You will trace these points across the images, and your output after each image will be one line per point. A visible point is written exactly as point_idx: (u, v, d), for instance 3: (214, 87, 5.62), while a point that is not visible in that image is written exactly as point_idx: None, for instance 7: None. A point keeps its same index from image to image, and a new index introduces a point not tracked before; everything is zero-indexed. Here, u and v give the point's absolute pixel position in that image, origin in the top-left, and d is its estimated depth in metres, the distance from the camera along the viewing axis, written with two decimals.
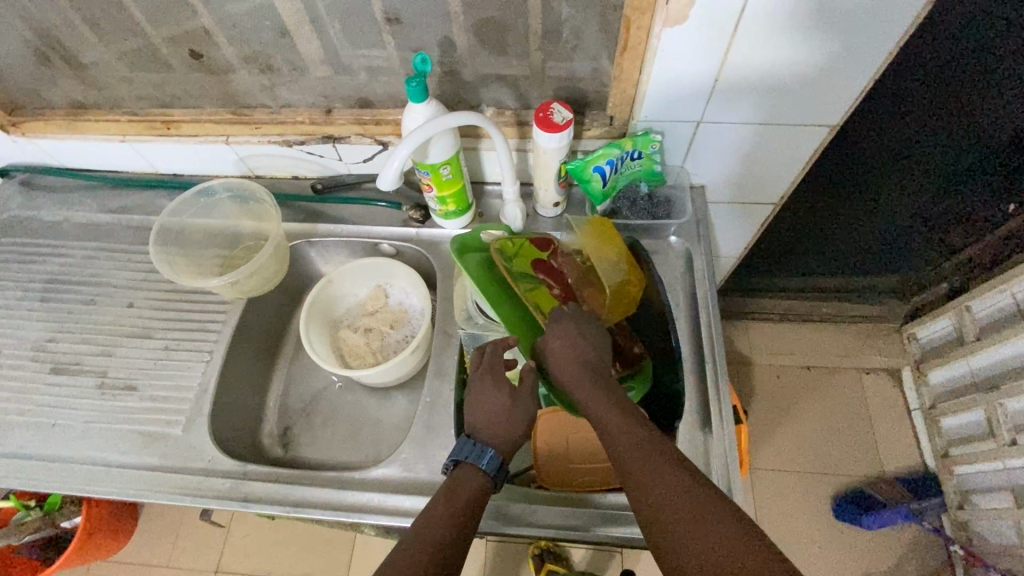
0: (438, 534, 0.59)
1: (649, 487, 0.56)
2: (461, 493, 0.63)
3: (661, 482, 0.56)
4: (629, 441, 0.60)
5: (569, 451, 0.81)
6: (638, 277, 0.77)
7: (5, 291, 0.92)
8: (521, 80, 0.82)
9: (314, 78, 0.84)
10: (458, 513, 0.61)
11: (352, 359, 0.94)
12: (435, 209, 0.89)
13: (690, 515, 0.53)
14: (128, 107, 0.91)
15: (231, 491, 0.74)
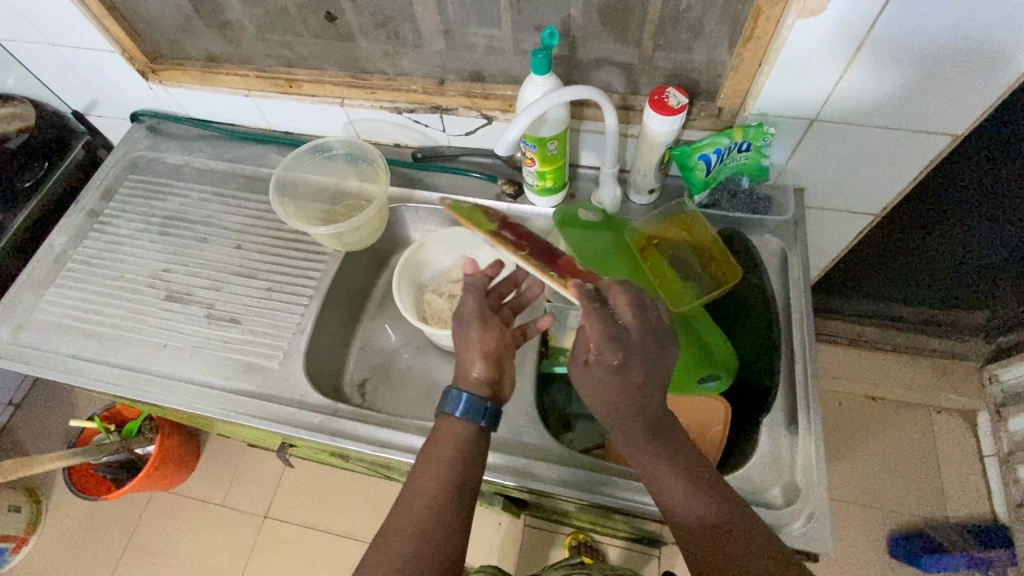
0: (444, 499, 0.63)
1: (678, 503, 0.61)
2: (448, 442, 0.66)
3: (716, 524, 0.59)
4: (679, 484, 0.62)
5: None
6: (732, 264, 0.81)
7: (129, 222, 1.01)
8: (634, 66, 0.83)
9: (434, 49, 0.88)
10: (460, 474, 0.64)
11: (432, 321, 0.97)
12: (531, 184, 0.90)
13: (737, 560, 0.57)
14: (257, 64, 0.98)
15: (322, 425, 0.79)
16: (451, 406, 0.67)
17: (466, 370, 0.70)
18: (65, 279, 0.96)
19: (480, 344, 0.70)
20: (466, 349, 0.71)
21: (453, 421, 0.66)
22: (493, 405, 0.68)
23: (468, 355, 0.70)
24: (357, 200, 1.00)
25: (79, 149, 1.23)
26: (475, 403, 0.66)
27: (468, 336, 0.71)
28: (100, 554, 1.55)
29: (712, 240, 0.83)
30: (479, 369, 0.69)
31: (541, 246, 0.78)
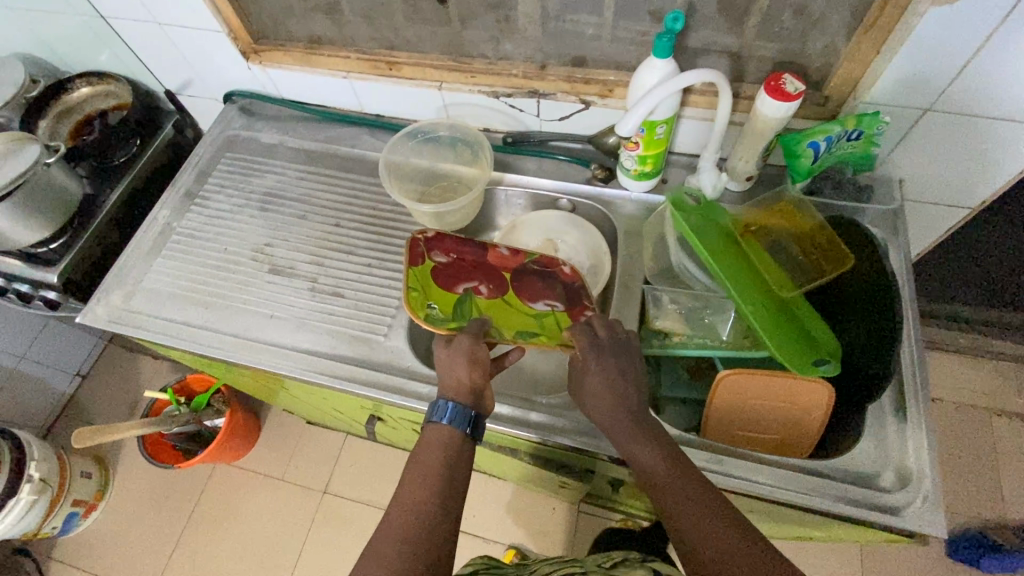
0: (422, 501, 0.65)
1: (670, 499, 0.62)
2: (430, 448, 0.70)
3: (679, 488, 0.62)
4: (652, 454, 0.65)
5: (743, 413, 0.80)
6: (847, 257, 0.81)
7: (230, 198, 1.04)
8: (742, 54, 0.84)
9: (541, 33, 0.90)
10: (433, 472, 0.67)
11: None
12: (629, 169, 0.92)
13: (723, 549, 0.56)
14: (358, 47, 1.00)
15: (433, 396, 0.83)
16: (439, 413, 0.71)
17: (455, 378, 0.74)
18: (172, 251, 0.99)
19: (471, 354, 0.76)
20: (449, 363, 0.75)
21: (440, 429, 0.70)
22: (480, 415, 0.73)
23: (455, 368, 0.75)
24: (461, 186, 1.04)
25: (169, 127, 1.27)
26: (462, 413, 0.71)
27: (455, 349, 0.77)
28: (166, 521, 1.61)
29: (820, 225, 0.85)
30: (463, 371, 0.74)
31: (472, 258, 0.92)
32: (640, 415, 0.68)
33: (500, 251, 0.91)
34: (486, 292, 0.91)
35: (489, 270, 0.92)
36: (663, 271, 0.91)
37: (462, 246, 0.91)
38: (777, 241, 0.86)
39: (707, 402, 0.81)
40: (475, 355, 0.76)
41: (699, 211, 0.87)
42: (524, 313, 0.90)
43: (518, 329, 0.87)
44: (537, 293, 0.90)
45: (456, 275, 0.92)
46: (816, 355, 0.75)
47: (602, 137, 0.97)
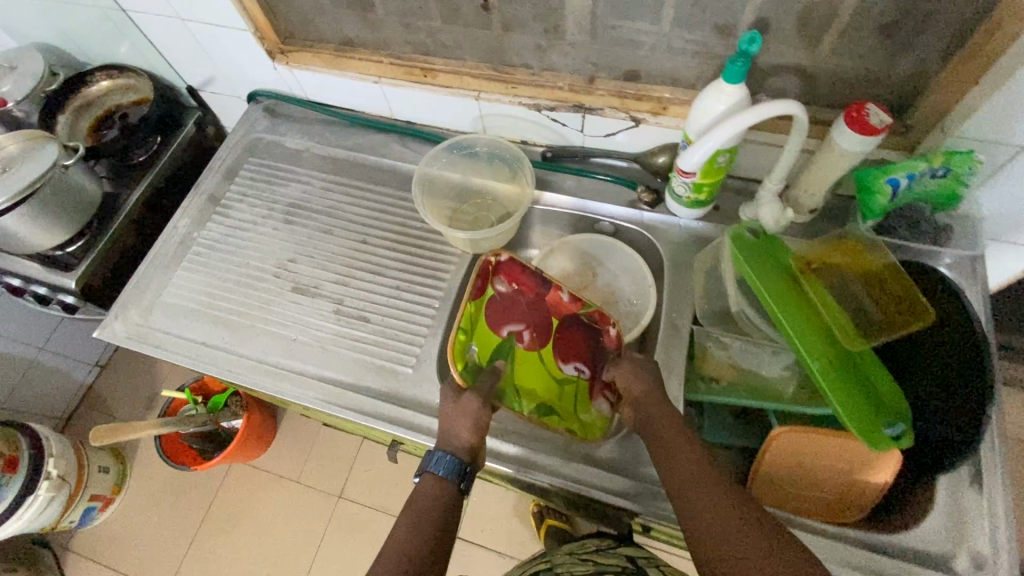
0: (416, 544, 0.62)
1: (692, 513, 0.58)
2: (421, 500, 0.66)
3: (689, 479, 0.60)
4: (671, 449, 0.64)
5: (799, 468, 0.73)
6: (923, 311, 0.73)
7: (253, 207, 1.00)
8: (816, 76, 0.76)
9: (592, 44, 0.82)
10: (426, 509, 0.65)
11: None
12: (681, 196, 0.85)
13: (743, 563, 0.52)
14: (392, 50, 0.94)
15: None
16: (434, 466, 0.68)
17: (452, 431, 0.71)
18: (192, 263, 0.95)
19: (476, 417, 0.72)
20: (451, 418, 0.72)
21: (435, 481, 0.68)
22: (471, 468, 0.70)
23: (458, 427, 0.71)
24: (499, 206, 0.98)
25: (191, 125, 1.21)
26: (459, 464, 0.68)
27: (463, 406, 0.73)
28: (181, 518, 1.60)
29: (888, 266, 0.78)
30: (466, 433, 0.71)
31: (529, 296, 0.87)
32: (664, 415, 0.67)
33: (562, 297, 0.85)
34: (526, 341, 0.88)
35: (539, 315, 0.88)
36: (712, 307, 0.83)
37: (524, 282, 0.87)
38: (841, 282, 0.78)
39: (759, 451, 0.75)
40: (480, 420, 0.73)
41: (761, 249, 0.79)
42: (550, 376, 0.86)
43: (538, 400, 0.83)
44: (572, 352, 0.86)
45: (506, 312, 0.88)
46: (887, 420, 0.69)
47: (648, 157, 0.91)
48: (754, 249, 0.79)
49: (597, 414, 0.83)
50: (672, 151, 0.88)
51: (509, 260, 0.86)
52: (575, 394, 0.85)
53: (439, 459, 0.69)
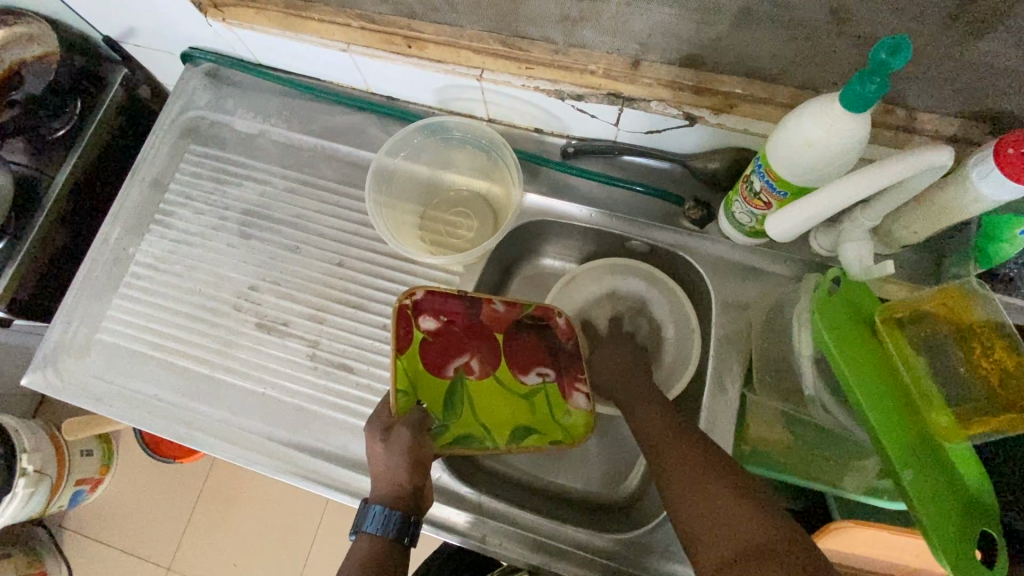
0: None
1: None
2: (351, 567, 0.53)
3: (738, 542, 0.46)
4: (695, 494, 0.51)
5: (861, 547, 0.64)
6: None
7: (201, 215, 0.80)
8: (951, 77, 0.55)
9: (642, 16, 0.59)
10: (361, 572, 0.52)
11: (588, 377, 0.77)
12: (743, 223, 0.67)
13: None
14: (362, 9, 0.69)
15: (469, 526, 0.68)
16: (369, 522, 0.55)
17: (393, 478, 0.58)
18: (132, 289, 0.78)
19: (414, 453, 0.59)
20: (385, 466, 0.59)
21: (369, 540, 0.55)
22: (415, 517, 0.57)
23: (393, 466, 0.59)
24: (479, 205, 0.79)
25: (116, 87, 0.96)
26: (395, 514, 0.55)
27: (394, 441, 0.60)
28: (172, 501, 1.50)
29: (996, 328, 0.60)
30: (401, 473, 0.58)
31: (463, 325, 0.71)
32: (693, 449, 0.55)
33: (496, 311, 0.72)
34: (477, 369, 0.71)
35: (481, 338, 0.71)
36: (768, 366, 0.68)
37: (450, 306, 0.70)
38: (937, 352, 0.61)
39: (822, 529, 0.63)
40: (418, 458, 0.60)
41: (847, 306, 0.62)
42: (513, 394, 0.71)
43: (512, 427, 0.69)
44: (530, 358, 0.72)
45: (443, 352, 0.70)
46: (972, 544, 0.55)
47: (700, 162, 0.70)
48: (839, 307, 0.62)
49: (576, 413, 0.70)
50: (733, 160, 0.68)
51: (429, 295, 0.69)
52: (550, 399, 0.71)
53: (375, 518, 0.55)
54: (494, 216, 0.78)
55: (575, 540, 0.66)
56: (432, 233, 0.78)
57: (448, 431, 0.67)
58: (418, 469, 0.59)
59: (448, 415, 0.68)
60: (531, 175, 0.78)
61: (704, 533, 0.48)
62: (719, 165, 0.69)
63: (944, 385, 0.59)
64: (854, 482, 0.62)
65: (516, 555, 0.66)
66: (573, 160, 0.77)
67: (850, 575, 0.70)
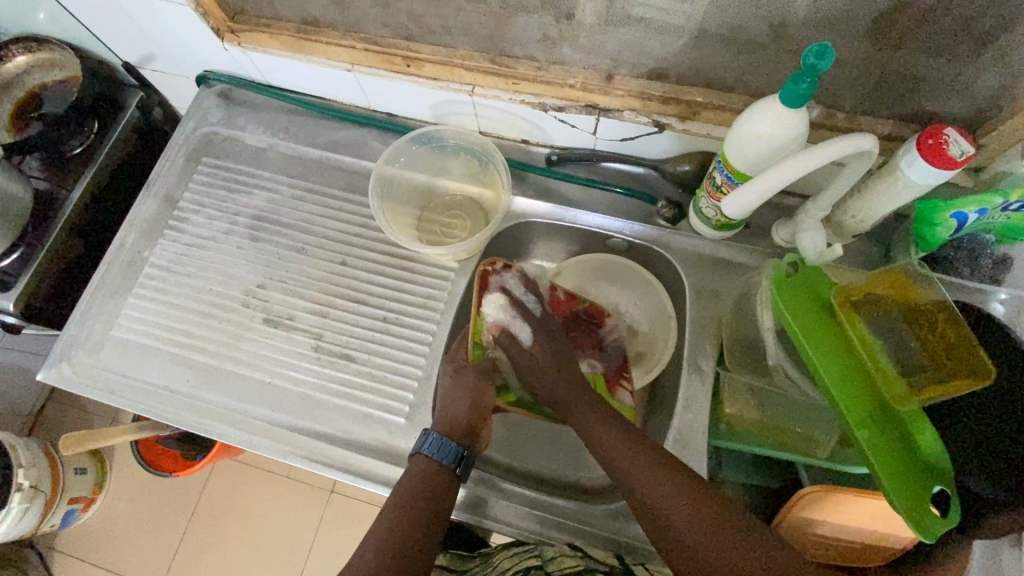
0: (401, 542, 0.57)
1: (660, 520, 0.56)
2: (409, 479, 0.62)
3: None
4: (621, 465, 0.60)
5: (833, 513, 0.69)
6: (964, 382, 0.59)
7: (213, 220, 0.86)
8: (880, 81, 0.63)
9: (614, 36, 0.67)
10: (415, 494, 0.61)
11: None
12: (710, 218, 0.74)
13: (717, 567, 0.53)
14: (366, 33, 0.77)
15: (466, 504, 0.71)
16: (429, 447, 0.64)
17: (452, 414, 0.67)
18: (145, 289, 0.83)
19: (476, 396, 0.68)
20: (451, 395, 0.68)
21: (427, 462, 0.63)
22: (469, 452, 0.65)
23: (456, 401, 0.68)
24: (473, 208, 0.86)
25: (132, 109, 1.01)
26: (453, 447, 0.63)
27: (462, 381, 0.69)
28: (162, 519, 1.46)
29: (939, 305, 0.66)
30: (463, 411, 0.67)
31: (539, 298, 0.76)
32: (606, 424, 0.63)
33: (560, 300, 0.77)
34: None
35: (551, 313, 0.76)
36: (737, 346, 0.74)
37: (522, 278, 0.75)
38: (887, 327, 0.66)
39: (798, 494, 0.68)
40: (479, 402, 0.68)
41: (801, 286, 0.69)
42: None
43: None
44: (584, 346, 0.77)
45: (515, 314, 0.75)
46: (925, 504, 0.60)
47: (670, 166, 0.78)
48: (794, 290, 0.68)
49: (621, 405, 0.73)
50: (699, 163, 0.76)
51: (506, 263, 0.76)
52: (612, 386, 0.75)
53: (433, 443, 0.64)
54: (487, 219, 0.85)
55: (566, 511, 0.70)
56: (430, 235, 0.84)
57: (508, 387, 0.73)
58: (475, 414, 0.68)
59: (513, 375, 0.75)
60: (519, 181, 0.85)
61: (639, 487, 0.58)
62: (690, 167, 0.77)
63: (895, 356, 0.65)
64: (825, 450, 0.68)
65: (510, 527, 0.70)
66: (557, 167, 0.85)
67: (825, 543, 0.74)
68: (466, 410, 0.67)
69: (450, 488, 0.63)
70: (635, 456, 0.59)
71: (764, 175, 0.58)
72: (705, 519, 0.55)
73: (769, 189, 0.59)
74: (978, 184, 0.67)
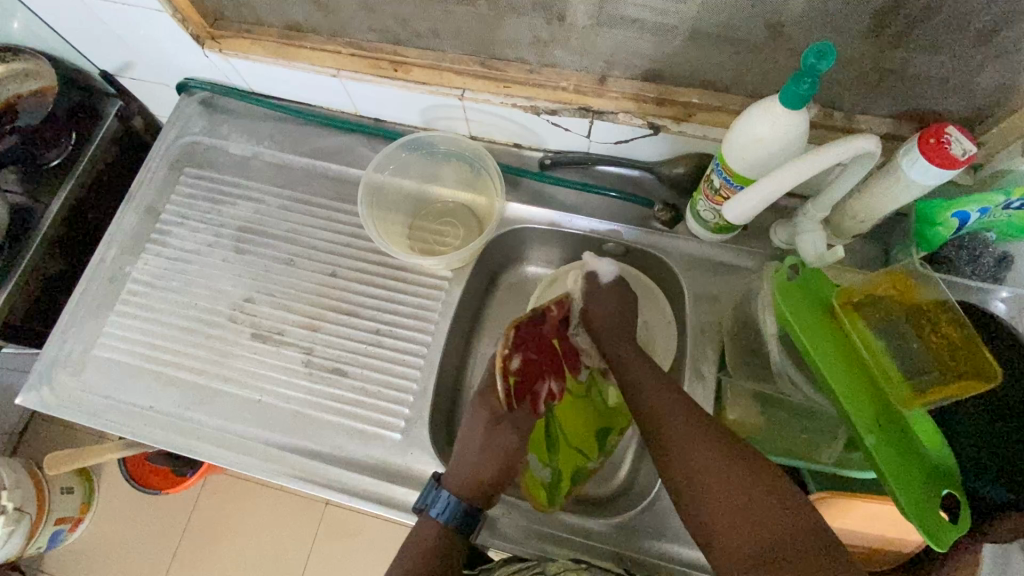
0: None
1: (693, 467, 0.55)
2: (419, 538, 0.61)
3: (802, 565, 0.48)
4: (666, 415, 0.60)
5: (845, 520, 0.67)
6: (981, 380, 0.58)
7: (197, 232, 0.84)
8: (877, 81, 0.62)
9: (607, 38, 0.66)
10: (425, 553, 0.60)
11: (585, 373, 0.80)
12: (708, 221, 0.73)
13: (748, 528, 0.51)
14: (352, 38, 0.75)
15: None
16: (435, 507, 0.62)
17: (480, 474, 0.63)
18: (127, 305, 0.80)
19: (506, 454, 0.64)
20: (479, 450, 0.63)
21: (434, 522, 0.62)
22: (479, 513, 0.63)
23: (483, 465, 0.63)
24: (467, 215, 0.84)
25: (112, 119, 0.98)
26: (460, 508, 0.62)
27: (497, 437, 0.64)
28: (152, 536, 1.43)
29: (941, 304, 0.65)
30: (491, 469, 0.63)
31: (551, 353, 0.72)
32: (659, 377, 0.65)
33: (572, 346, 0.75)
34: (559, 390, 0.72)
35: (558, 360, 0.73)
36: (739, 351, 0.73)
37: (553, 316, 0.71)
38: (888, 328, 0.65)
39: (805, 501, 0.67)
40: (512, 463, 0.64)
41: (802, 288, 0.67)
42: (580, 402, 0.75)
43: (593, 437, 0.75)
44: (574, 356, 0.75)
45: (535, 385, 0.69)
46: (936, 510, 0.58)
47: (666, 168, 0.77)
48: (795, 292, 0.67)
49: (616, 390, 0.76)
50: (696, 164, 0.75)
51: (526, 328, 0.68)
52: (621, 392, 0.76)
53: (441, 504, 0.62)
54: (480, 226, 0.83)
55: (568, 525, 0.69)
56: (422, 244, 0.82)
57: (558, 482, 0.71)
58: (504, 471, 0.64)
59: (553, 459, 0.72)
60: (511, 186, 0.84)
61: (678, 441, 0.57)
62: (685, 169, 0.76)
63: (897, 356, 0.64)
64: (830, 455, 0.66)
65: (510, 543, 0.68)
66: (551, 171, 0.83)
67: (831, 549, 0.73)
68: (495, 467, 0.63)
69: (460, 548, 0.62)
70: (679, 410, 0.60)
71: (767, 179, 0.57)
72: (736, 475, 0.53)
73: (773, 194, 0.58)
74: (977, 181, 0.66)
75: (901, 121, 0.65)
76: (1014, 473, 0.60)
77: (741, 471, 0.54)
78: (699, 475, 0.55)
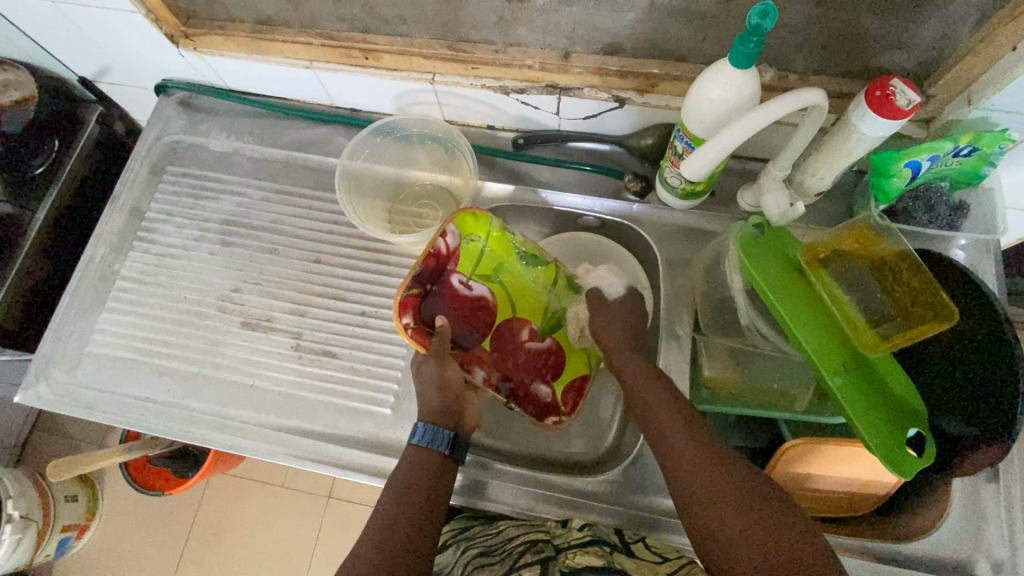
0: (394, 512, 0.57)
1: (705, 502, 0.54)
2: (402, 469, 0.62)
3: None
4: (677, 437, 0.59)
5: (829, 466, 0.69)
6: (934, 324, 0.61)
7: (182, 228, 0.86)
8: (828, 41, 0.65)
9: (566, 14, 0.68)
10: (408, 480, 0.60)
11: None
12: (674, 187, 0.75)
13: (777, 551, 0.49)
14: (322, 29, 0.77)
15: (461, 489, 0.72)
16: (417, 436, 0.64)
17: (428, 403, 0.67)
18: (118, 302, 0.82)
19: (440, 378, 0.68)
20: (423, 384, 0.68)
21: (418, 452, 0.63)
22: (458, 435, 0.65)
23: (426, 393, 0.67)
24: (444, 197, 0.86)
25: (93, 124, 1.00)
26: (441, 431, 0.64)
27: (422, 369, 0.69)
28: (159, 538, 1.45)
29: (902, 255, 0.67)
30: (434, 397, 0.67)
31: (480, 324, 0.79)
32: (670, 400, 0.63)
33: (457, 285, 0.77)
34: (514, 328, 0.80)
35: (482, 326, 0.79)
36: (712, 312, 0.76)
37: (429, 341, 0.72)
38: (853, 281, 0.68)
39: (784, 448, 0.69)
40: (445, 382, 0.68)
41: (768, 247, 0.69)
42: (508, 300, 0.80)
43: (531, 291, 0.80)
44: (456, 297, 0.77)
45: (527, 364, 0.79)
46: (918, 460, 0.61)
47: (634, 140, 0.80)
48: (762, 250, 0.69)
49: (473, 241, 0.76)
50: (661, 134, 0.77)
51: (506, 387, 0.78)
52: (478, 218, 0.73)
53: (422, 433, 0.64)
54: (457, 206, 0.85)
55: (558, 486, 0.71)
56: (402, 227, 0.84)
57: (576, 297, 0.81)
58: (449, 398, 0.67)
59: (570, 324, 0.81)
60: (486, 167, 0.86)
61: (693, 480, 0.56)
62: (653, 140, 0.78)
63: (863, 307, 0.66)
64: (803, 404, 0.69)
65: (502, 506, 0.71)
66: (525, 150, 0.86)
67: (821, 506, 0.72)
68: (434, 395, 0.67)
69: (442, 473, 0.62)
70: (683, 435, 0.59)
71: (716, 138, 0.60)
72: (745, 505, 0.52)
73: (723, 154, 0.61)
74: (930, 134, 0.69)
75: (853, 80, 0.68)
76: (977, 410, 0.63)
77: (762, 494, 0.53)
78: (683, 482, 0.56)
